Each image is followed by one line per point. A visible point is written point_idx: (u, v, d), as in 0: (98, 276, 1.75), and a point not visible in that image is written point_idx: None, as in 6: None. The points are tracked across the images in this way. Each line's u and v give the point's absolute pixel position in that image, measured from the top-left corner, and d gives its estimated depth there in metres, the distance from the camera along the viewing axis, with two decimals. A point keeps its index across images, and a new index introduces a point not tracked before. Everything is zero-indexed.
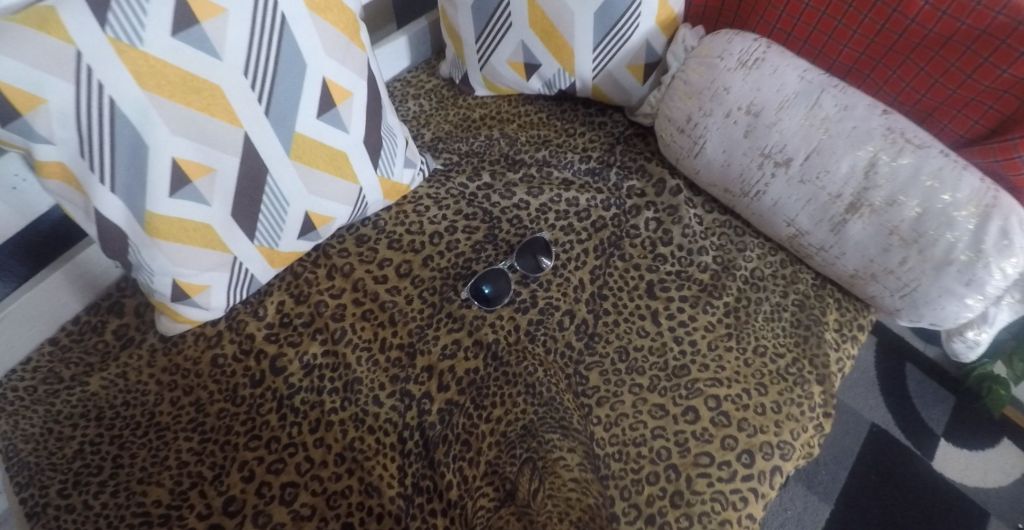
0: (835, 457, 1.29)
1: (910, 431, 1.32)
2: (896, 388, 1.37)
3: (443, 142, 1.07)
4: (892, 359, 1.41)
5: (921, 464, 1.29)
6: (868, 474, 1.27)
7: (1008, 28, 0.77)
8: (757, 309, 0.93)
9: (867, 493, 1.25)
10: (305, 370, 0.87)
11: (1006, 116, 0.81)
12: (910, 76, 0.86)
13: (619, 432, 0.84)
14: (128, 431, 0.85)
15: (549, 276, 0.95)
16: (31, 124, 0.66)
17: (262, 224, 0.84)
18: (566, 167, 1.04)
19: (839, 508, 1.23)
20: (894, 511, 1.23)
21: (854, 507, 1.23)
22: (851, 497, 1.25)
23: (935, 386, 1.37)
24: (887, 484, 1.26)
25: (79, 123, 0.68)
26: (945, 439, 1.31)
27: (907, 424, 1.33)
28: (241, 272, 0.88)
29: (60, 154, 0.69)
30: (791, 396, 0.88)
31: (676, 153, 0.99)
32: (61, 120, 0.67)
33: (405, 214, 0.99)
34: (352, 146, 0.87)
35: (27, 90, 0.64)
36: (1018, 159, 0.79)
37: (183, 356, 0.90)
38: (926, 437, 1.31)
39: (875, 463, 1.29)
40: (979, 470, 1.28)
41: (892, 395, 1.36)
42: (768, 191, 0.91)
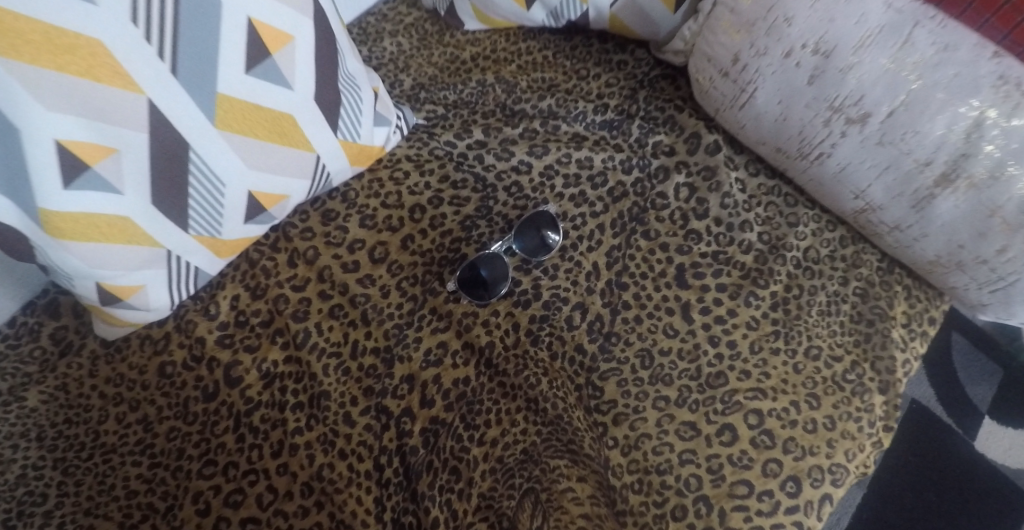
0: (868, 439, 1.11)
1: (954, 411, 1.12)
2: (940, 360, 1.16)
3: (425, 91, 0.88)
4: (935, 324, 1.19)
5: (968, 453, 1.10)
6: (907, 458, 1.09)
7: None
8: (811, 301, 0.76)
9: (901, 483, 1.07)
10: (264, 381, 0.73)
11: None
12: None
13: (639, 458, 0.69)
14: (72, 453, 0.73)
15: (556, 259, 0.78)
16: None
17: (194, 211, 0.68)
18: (577, 120, 0.85)
19: (868, 501, 1.06)
20: (933, 506, 1.05)
21: (886, 500, 1.06)
22: (882, 488, 1.07)
23: (986, 357, 1.16)
24: (926, 474, 1.08)
25: None
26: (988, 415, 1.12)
27: (948, 400, 1.13)
28: (182, 265, 0.72)
29: None
30: (848, 409, 0.72)
31: (716, 102, 0.79)
32: None
33: (379, 183, 0.81)
34: (299, 106, 0.68)
35: None
36: None
37: (127, 364, 0.76)
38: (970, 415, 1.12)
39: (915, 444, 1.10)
40: None
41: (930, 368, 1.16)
42: (833, 154, 0.72)
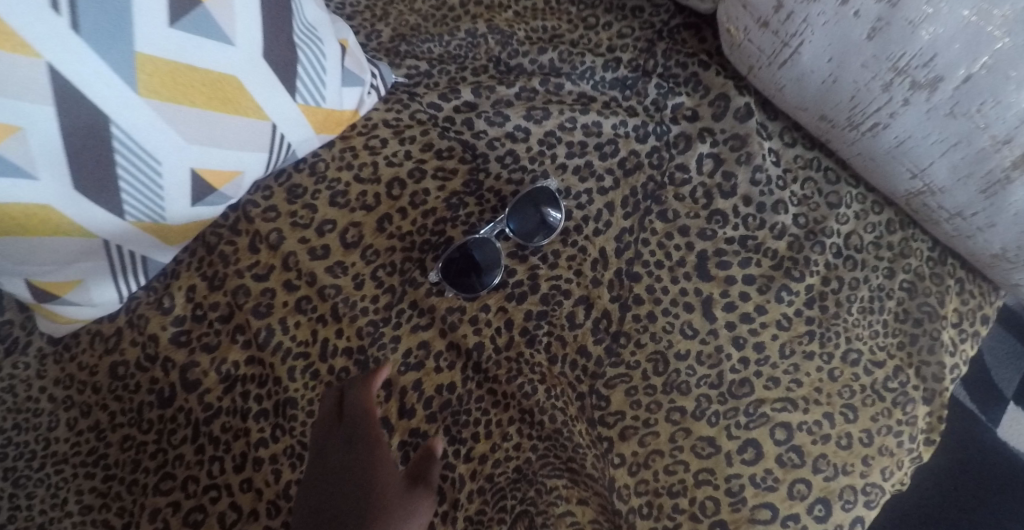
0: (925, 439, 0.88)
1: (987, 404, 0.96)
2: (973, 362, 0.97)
3: (406, 43, 0.75)
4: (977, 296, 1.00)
5: None
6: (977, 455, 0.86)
7: None
8: (852, 297, 0.66)
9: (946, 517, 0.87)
10: (225, 385, 0.65)
11: None
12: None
13: (648, 477, 0.61)
14: (22, 463, 0.65)
15: (557, 245, 0.67)
16: None
17: (128, 194, 0.57)
18: (583, 78, 0.72)
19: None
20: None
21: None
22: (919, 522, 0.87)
23: None
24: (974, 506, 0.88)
25: None
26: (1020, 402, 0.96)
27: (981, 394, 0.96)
28: (123, 254, 0.62)
29: None
30: (888, 422, 0.63)
31: (749, 58, 0.67)
32: None
33: (352, 152, 0.70)
34: (244, 66, 0.57)
35: None
36: None
37: (76, 364, 0.68)
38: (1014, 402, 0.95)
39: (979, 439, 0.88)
40: None
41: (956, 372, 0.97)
42: (891, 125, 0.60)
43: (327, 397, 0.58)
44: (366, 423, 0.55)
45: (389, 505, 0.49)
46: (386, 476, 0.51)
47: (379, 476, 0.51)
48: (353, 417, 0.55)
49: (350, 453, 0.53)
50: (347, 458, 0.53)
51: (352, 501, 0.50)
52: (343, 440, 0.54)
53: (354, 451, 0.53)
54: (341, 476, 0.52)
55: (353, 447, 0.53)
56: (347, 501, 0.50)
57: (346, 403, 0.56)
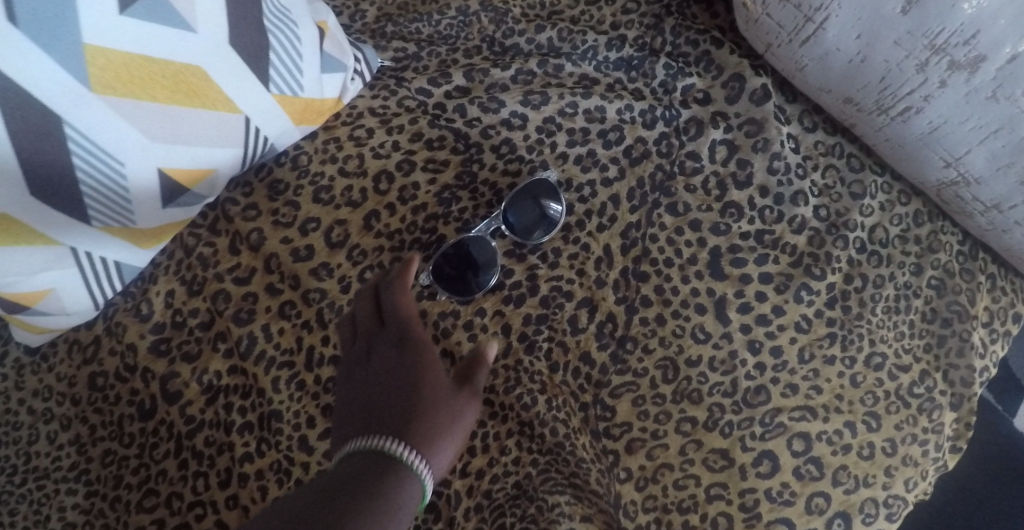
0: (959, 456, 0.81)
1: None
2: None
3: (393, 23, 0.69)
4: None
5: None
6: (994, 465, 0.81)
7: None
8: (876, 296, 0.61)
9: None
10: (207, 396, 0.61)
11: None
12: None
13: (657, 493, 0.57)
14: (4, 479, 0.62)
15: (558, 243, 0.62)
16: None
17: (92, 198, 0.53)
18: (585, 58, 0.66)
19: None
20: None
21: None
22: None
23: None
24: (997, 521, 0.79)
25: None
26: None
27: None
28: (95, 262, 0.59)
29: None
30: (913, 431, 0.59)
31: (767, 34, 0.60)
32: None
33: (336, 144, 0.65)
34: (210, 55, 0.52)
35: None
36: None
37: (55, 375, 0.64)
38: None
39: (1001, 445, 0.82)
40: None
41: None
42: (925, 108, 0.55)
43: (362, 298, 0.57)
44: (410, 327, 0.53)
45: (437, 387, 0.49)
46: (433, 369, 0.50)
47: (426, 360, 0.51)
48: (392, 326, 0.53)
49: (394, 343, 0.52)
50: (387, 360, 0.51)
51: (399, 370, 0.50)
52: (388, 342, 0.53)
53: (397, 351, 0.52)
54: (387, 368, 0.51)
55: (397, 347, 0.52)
56: (395, 376, 0.49)
57: (385, 308, 0.55)
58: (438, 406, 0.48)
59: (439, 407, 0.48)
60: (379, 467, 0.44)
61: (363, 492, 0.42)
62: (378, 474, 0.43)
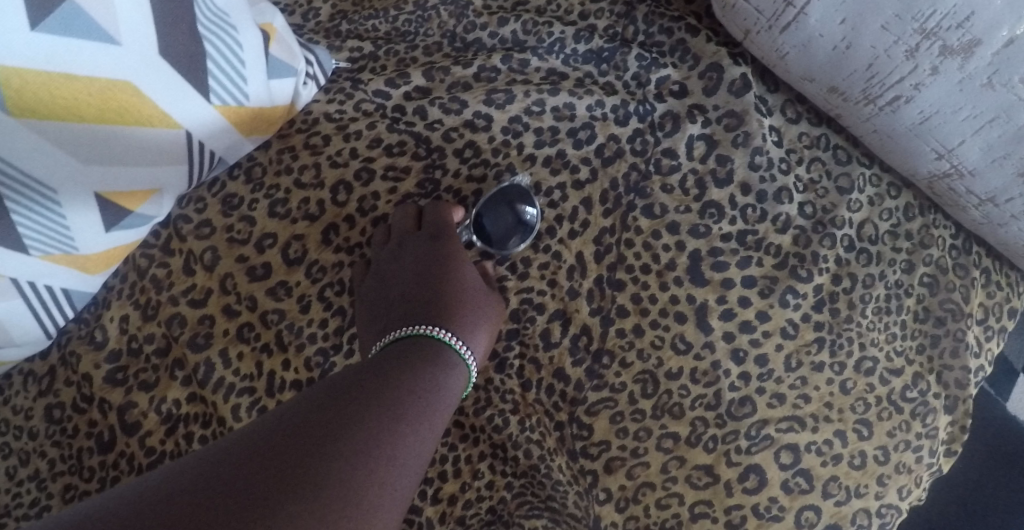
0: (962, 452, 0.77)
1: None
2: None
3: (348, 21, 0.65)
4: None
5: None
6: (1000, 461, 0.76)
7: None
8: (866, 296, 0.58)
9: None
10: (167, 426, 0.58)
11: None
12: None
13: (639, 513, 0.54)
14: None
15: (527, 252, 0.59)
16: None
17: (25, 224, 0.49)
18: (552, 51, 0.62)
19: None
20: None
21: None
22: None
23: None
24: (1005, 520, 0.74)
25: None
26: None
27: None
28: (42, 292, 0.55)
29: None
30: (906, 437, 0.57)
31: (745, 21, 0.56)
32: None
33: (291, 153, 0.61)
34: (142, 69, 0.48)
35: None
36: None
37: (9, 408, 0.61)
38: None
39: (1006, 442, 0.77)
40: None
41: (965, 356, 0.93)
42: (916, 97, 0.51)
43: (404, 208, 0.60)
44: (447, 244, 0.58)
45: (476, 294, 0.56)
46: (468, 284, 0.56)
47: (460, 271, 0.57)
48: (432, 234, 0.58)
49: (434, 251, 0.57)
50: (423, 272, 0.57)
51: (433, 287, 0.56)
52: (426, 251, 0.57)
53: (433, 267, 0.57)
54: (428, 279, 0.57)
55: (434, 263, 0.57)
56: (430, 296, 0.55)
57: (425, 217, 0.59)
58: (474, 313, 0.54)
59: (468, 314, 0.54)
60: (432, 354, 0.50)
61: (422, 373, 0.48)
62: (427, 358, 0.49)
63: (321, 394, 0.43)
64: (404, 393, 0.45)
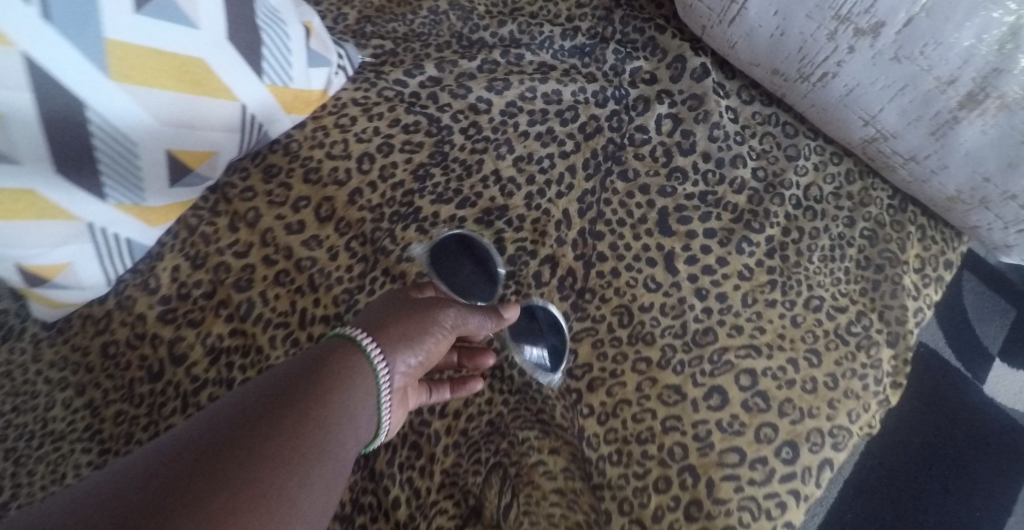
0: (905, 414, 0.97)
1: (969, 362, 1.02)
2: (947, 327, 1.04)
3: (372, 25, 0.77)
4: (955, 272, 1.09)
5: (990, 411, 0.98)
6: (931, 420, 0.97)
7: None
8: (812, 245, 0.67)
9: (876, 480, 0.93)
10: (210, 357, 0.68)
11: None
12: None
13: (617, 426, 0.63)
14: (21, 443, 0.69)
15: (521, 208, 0.69)
16: None
17: (108, 176, 0.60)
18: (543, 47, 0.74)
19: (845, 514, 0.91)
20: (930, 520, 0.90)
21: (866, 506, 0.91)
22: (861, 504, 0.92)
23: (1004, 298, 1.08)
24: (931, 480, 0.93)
25: None
26: (1002, 360, 1.01)
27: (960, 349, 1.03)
28: (109, 239, 0.66)
29: None
30: (852, 366, 0.64)
31: (700, 18, 0.67)
32: None
33: (324, 131, 0.72)
34: (210, 48, 0.59)
35: None
36: None
37: (71, 346, 0.72)
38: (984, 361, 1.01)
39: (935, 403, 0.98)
40: None
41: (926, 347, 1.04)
42: (840, 73, 0.60)
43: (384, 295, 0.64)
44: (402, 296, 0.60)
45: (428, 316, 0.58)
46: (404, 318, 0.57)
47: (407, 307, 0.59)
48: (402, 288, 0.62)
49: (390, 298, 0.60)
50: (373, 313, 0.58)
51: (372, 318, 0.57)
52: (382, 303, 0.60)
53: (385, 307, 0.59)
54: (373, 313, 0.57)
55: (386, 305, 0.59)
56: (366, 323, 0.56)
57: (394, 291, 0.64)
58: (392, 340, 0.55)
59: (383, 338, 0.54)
60: (348, 367, 0.51)
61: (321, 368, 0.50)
62: (357, 361, 0.52)
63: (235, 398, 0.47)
64: (322, 401, 0.48)
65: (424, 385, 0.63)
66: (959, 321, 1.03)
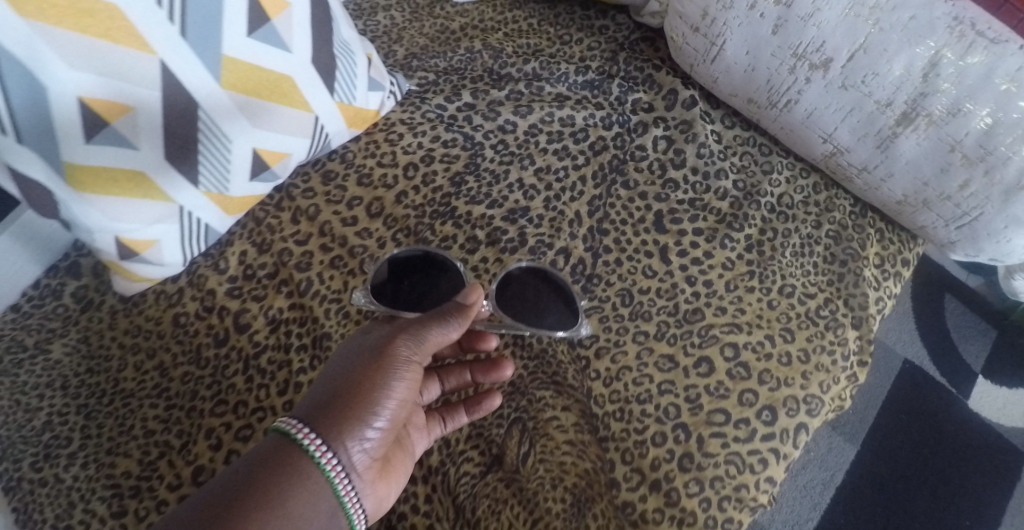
0: (892, 423, 1.17)
1: (953, 380, 1.21)
2: (932, 350, 1.23)
3: (418, 59, 0.91)
4: (929, 292, 1.29)
5: (961, 424, 1.18)
6: (910, 430, 1.17)
7: None
8: (784, 243, 0.79)
9: (864, 491, 1.13)
10: (270, 326, 0.79)
11: None
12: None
13: (620, 388, 0.74)
14: (93, 400, 0.81)
15: (540, 209, 0.82)
16: (116, 130, 0.66)
17: (203, 166, 0.74)
18: (560, 81, 0.88)
19: (839, 518, 1.11)
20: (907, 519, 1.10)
21: (856, 512, 1.11)
22: (853, 509, 1.11)
23: (976, 319, 1.26)
24: (913, 483, 1.13)
25: (80, 111, 0.63)
26: (986, 378, 1.21)
27: (944, 369, 1.22)
28: (193, 221, 0.78)
29: (68, 150, 0.65)
30: (822, 342, 0.76)
31: (689, 58, 0.82)
32: (81, 117, 0.64)
33: (375, 144, 0.86)
34: (297, 68, 0.74)
35: (112, 99, 0.64)
36: None
37: (144, 316, 0.83)
38: (953, 373, 1.21)
39: (915, 414, 1.18)
40: (997, 404, 1.20)
41: (917, 365, 1.22)
42: (801, 100, 0.75)
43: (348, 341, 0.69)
44: (346, 358, 0.64)
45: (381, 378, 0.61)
46: (346, 389, 0.61)
47: (346, 375, 0.62)
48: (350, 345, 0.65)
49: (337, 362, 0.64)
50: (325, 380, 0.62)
51: (321, 396, 0.61)
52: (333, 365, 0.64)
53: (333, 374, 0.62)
54: (324, 386, 0.62)
55: (334, 372, 0.63)
56: (315, 403, 0.60)
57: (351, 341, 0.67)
58: (340, 422, 0.59)
59: (328, 424, 0.58)
60: (292, 471, 0.56)
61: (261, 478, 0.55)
62: (301, 463, 0.57)
63: (196, 499, 0.54)
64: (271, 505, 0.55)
65: (438, 416, 0.72)
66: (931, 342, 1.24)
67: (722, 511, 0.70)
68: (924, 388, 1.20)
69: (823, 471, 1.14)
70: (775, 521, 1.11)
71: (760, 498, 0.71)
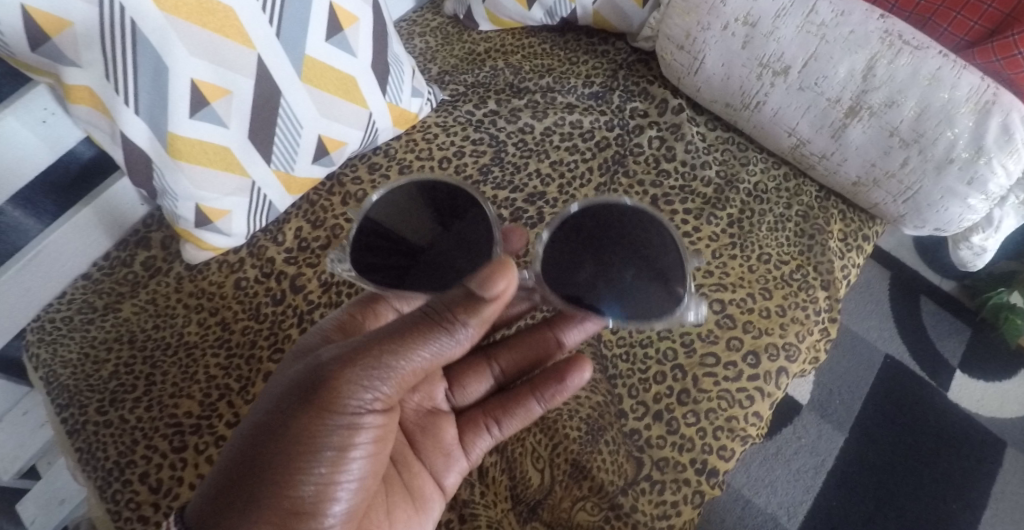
0: (874, 412, 1.28)
1: (929, 373, 1.33)
2: (908, 347, 1.35)
3: (449, 76, 1.09)
4: (904, 292, 1.42)
5: (937, 414, 1.29)
6: (891, 419, 1.28)
7: (961, 2, 0.87)
8: (761, 220, 0.94)
9: (851, 476, 1.22)
10: (323, 288, 0.92)
11: (990, 30, 0.86)
12: (960, 5, 0.87)
13: (626, 335, 0.87)
14: (159, 352, 0.91)
15: (555, 194, 0.97)
16: (214, 110, 0.81)
17: (277, 148, 0.88)
18: (569, 92, 1.05)
19: (828, 502, 1.20)
20: (888, 500, 1.20)
21: (842, 494, 1.21)
22: (840, 492, 1.21)
23: (951, 318, 1.39)
24: (896, 467, 1.23)
25: (191, 91, 0.78)
26: (960, 373, 1.34)
27: (923, 364, 1.34)
28: (261, 197, 0.91)
29: (174, 124, 0.79)
30: (796, 300, 0.89)
31: (677, 72, 0.99)
32: (190, 95, 0.78)
33: (414, 142, 1.02)
34: (360, 71, 0.90)
35: (216, 83, 0.79)
36: (995, 61, 0.84)
37: (208, 281, 0.95)
38: (926, 369, 1.33)
39: (895, 404, 1.29)
40: (970, 396, 1.31)
41: (896, 361, 1.34)
42: (768, 101, 0.91)
43: (295, 366, 0.64)
44: (282, 415, 0.60)
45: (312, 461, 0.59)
46: (274, 471, 0.59)
47: (277, 447, 0.59)
48: (292, 391, 0.61)
49: (274, 417, 0.61)
50: (258, 440, 0.60)
51: (249, 467, 0.60)
52: (270, 418, 0.61)
53: (265, 437, 0.60)
54: (254, 452, 0.60)
55: (267, 434, 0.60)
56: (243, 477, 0.59)
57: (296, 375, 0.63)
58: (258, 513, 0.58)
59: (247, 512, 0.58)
60: None
61: None
62: None
63: None
64: None
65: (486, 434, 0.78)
66: (906, 341, 1.36)
67: (717, 439, 0.81)
68: (903, 382, 1.31)
69: (813, 457, 1.24)
70: (770, 503, 1.20)
71: (750, 429, 0.82)
